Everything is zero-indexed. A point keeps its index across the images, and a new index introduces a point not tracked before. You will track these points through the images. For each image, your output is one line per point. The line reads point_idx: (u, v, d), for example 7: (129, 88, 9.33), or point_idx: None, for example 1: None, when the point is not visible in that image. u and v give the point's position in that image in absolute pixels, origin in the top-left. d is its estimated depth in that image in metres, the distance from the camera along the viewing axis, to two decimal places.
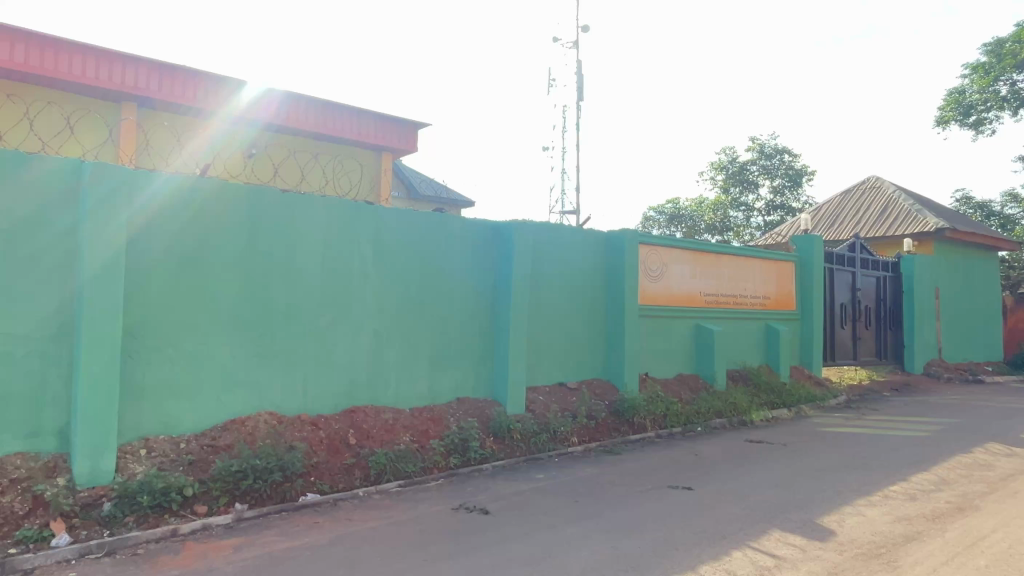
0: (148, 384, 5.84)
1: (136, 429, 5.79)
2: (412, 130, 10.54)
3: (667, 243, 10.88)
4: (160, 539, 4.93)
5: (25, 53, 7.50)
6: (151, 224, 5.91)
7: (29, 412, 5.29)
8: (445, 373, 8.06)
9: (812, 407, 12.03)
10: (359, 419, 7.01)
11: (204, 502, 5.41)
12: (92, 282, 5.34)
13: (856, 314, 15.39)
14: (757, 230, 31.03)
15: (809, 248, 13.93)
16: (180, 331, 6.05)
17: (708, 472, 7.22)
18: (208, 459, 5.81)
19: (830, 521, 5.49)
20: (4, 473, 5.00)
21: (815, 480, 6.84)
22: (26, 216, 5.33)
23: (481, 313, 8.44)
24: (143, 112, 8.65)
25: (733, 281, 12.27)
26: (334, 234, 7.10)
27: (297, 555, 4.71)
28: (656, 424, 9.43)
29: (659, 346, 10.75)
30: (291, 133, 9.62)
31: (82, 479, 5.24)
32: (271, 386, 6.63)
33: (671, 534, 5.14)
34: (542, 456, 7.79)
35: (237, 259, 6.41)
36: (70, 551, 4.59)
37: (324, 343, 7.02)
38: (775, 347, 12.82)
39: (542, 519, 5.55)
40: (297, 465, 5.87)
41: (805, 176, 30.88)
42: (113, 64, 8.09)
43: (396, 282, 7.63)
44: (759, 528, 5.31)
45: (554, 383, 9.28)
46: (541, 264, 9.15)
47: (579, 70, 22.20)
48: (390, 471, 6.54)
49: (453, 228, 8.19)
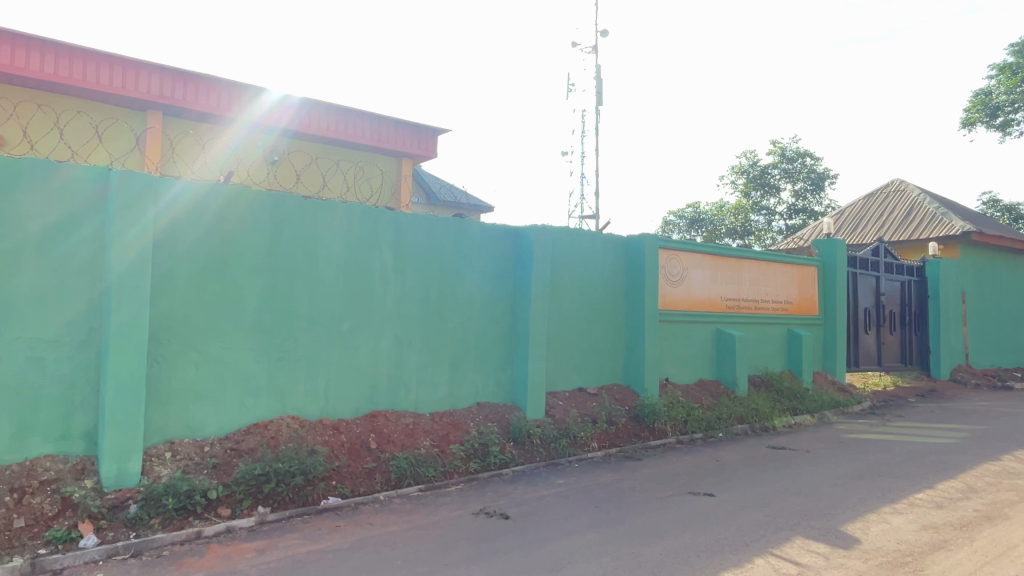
0: (173, 388, 5.93)
1: (162, 432, 5.88)
2: (430, 135, 10.63)
3: (687, 247, 10.83)
4: (185, 541, 5.00)
5: (55, 64, 7.71)
6: (175, 228, 6.00)
7: (59, 415, 5.40)
8: (465, 378, 8.09)
9: (836, 413, 11.88)
10: (379, 423, 7.06)
11: (228, 506, 5.47)
12: (119, 286, 5.44)
13: (880, 318, 15.20)
14: (779, 234, 30.77)
15: (832, 251, 13.77)
16: (204, 336, 6.13)
17: (730, 478, 7.17)
18: (232, 462, 5.89)
19: (855, 528, 5.43)
20: (33, 475, 5.12)
21: (839, 487, 6.77)
22: (55, 222, 5.45)
23: (501, 318, 8.45)
24: (168, 120, 8.82)
25: (755, 286, 12.17)
26: (355, 240, 7.16)
27: (319, 558, 4.75)
28: (678, 429, 9.37)
29: (680, 352, 10.69)
30: (310, 139, 9.73)
31: (109, 482, 5.32)
32: (293, 390, 6.69)
33: (693, 541, 5.11)
34: (562, 461, 7.77)
35: (260, 264, 6.50)
36: (97, 552, 4.67)
37: (346, 348, 7.08)
38: (797, 352, 12.70)
39: (563, 524, 5.55)
40: (318, 468, 5.90)
41: (828, 179, 30.58)
42: (139, 73, 8.26)
43: (416, 287, 7.68)
44: (783, 535, 5.26)
45: (573, 387, 9.28)
46: (560, 268, 9.15)
47: (598, 75, 22.27)
48: (410, 476, 6.57)
49: (473, 233, 8.22)
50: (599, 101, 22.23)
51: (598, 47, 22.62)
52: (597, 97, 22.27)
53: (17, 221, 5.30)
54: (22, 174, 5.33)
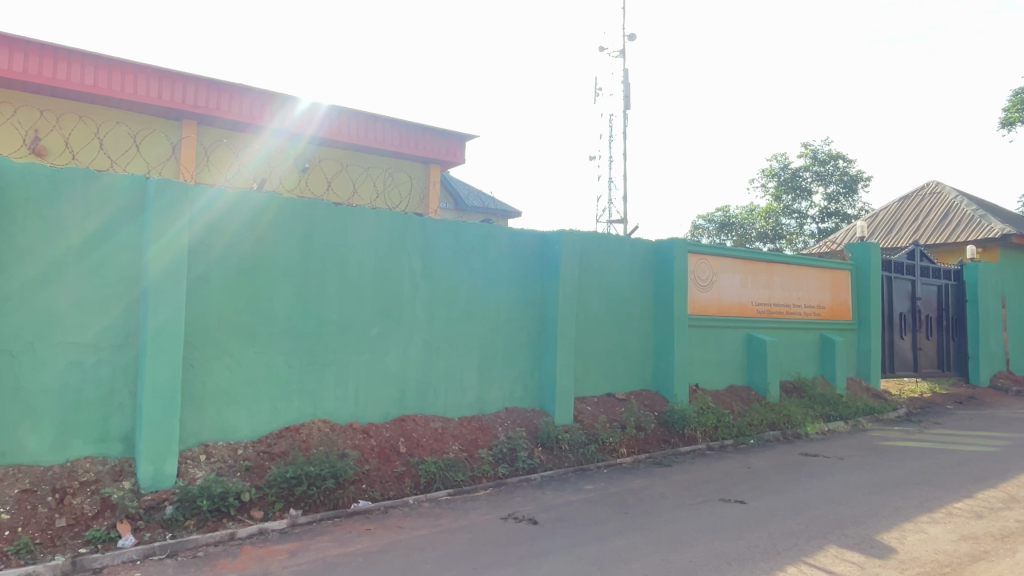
0: (208, 391, 6.04)
1: (197, 436, 5.99)
2: (456, 141, 10.70)
3: (717, 251, 10.72)
4: (219, 542, 5.09)
5: (94, 76, 7.97)
6: (209, 234, 6.12)
7: (98, 419, 5.54)
8: (493, 383, 8.11)
9: (870, 419, 11.66)
10: (409, 428, 7.11)
11: (261, 508, 5.56)
12: (155, 292, 5.56)
13: (917, 323, 14.88)
14: (811, 238, 30.36)
15: (865, 255, 13.53)
16: (237, 341, 6.24)
17: (761, 485, 7.07)
18: (265, 465, 5.98)
19: (891, 538, 5.31)
20: (74, 475, 5.26)
21: (874, 495, 6.63)
22: (95, 229, 5.60)
23: (529, 323, 8.46)
24: (203, 130, 9.03)
25: (786, 291, 12.00)
26: (384, 245, 7.24)
27: (350, 561, 4.81)
28: (708, 436, 9.27)
29: (709, 357, 10.59)
30: (339, 146, 9.86)
31: (145, 484, 5.43)
32: (324, 394, 6.77)
33: (724, 548, 5.05)
34: (590, 467, 7.74)
35: (291, 269, 6.60)
36: (135, 551, 4.77)
37: (376, 353, 7.15)
38: (830, 357, 12.49)
39: (592, 530, 5.53)
40: (349, 472, 5.98)
41: (861, 181, 30.07)
42: (174, 84, 8.47)
43: (445, 292, 7.73)
44: (816, 543, 5.17)
45: (601, 393, 9.24)
46: (588, 274, 9.13)
47: (626, 79, 22.26)
48: (439, 480, 6.61)
49: (501, 239, 8.25)
50: (627, 105, 22.21)
51: (626, 51, 22.68)
52: (625, 101, 22.24)
53: (59, 229, 5.46)
54: (63, 183, 5.49)
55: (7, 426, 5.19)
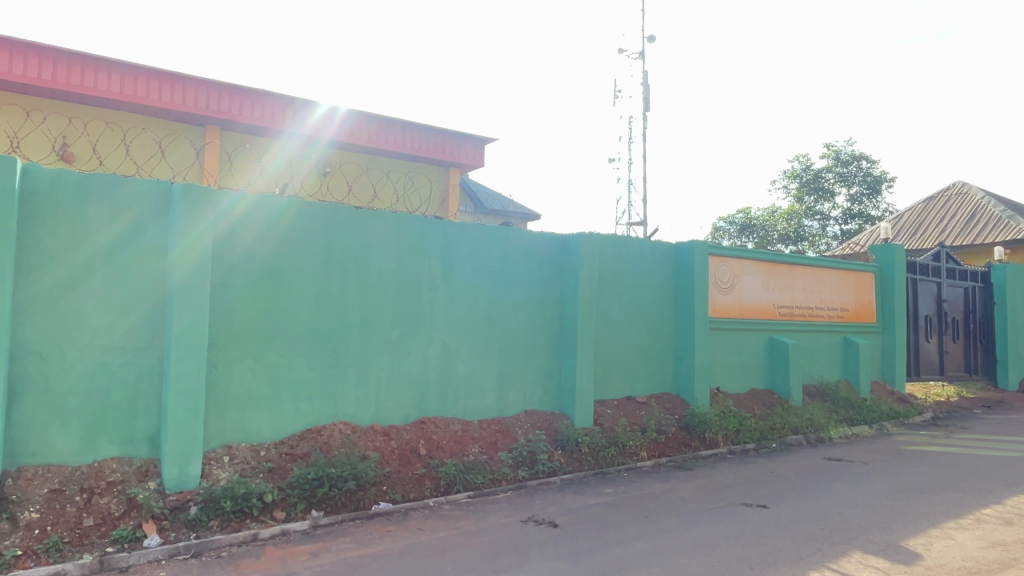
0: (232, 393, 6.12)
1: (220, 437, 6.06)
2: (476, 145, 10.75)
3: (739, 254, 10.64)
4: (242, 543, 5.15)
5: (120, 83, 8.11)
6: (232, 238, 6.20)
7: (124, 420, 5.63)
8: (513, 386, 8.12)
9: (895, 423, 11.49)
10: (429, 430, 7.15)
11: (283, 509, 5.62)
12: (180, 295, 5.65)
13: (943, 326, 14.65)
14: (834, 239, 30.04)
15: (890, 257, 13.37)
16: (260, 343, 6.32)
17: (784, 490, 7.00)
18: (287, 466, 6.04)
19: (916, 544, 5.24)
20: (102, 476, 5.35)
21: (899, 500, 6.54)
22: (121, 233, 5.70)
23: (548, 326, 8.46)
24: (226, 135, 9.15)
25: (809, 293, 11.88)
26: (404, 249, 7.28)
27: (371, 562, 4.84)
28: (729, 439, 9.20)
29: (731, 360, 10.51)
30: (360, 150, 9.95)
31: (170, 484, 5.51)
32: (346, 397, 6.83)
33: (745, 553, 5.01)
34: (610, 470, 7.72)
35: (313, 272, 6.66)
36: (160, 551, 4.84)
37: (396, 355, 7.20)
38: (854, 361, 12.34)
39: (612, 534, 5.51)
40: (370, 473, 6.02)
41: (885, 182, 29.72)
42: (199, 90, 8.59)
43: (465, 296, 7.75)
44: (840, 549, 5.11)
45: (621, 396, 9.22)
46: (607, 277, 9.11)
47: (645, 81, 22.18)
48: (459, 483, 6.63)
49: (520, 242, 8.27)
50: (646, 106, 22.14)
51: (645, 53, 22.65)
52: (644, 103, 22.16)
53: (87, 232, 5.56)
54: (90, 187, 5.59)
55: (37, 426, 5.29)
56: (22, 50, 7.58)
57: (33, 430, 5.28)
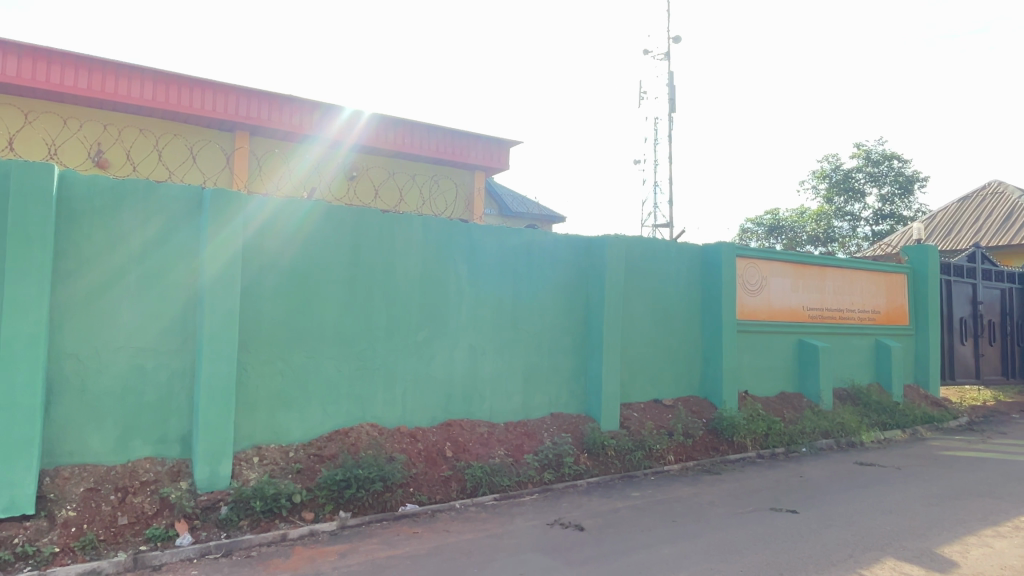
0: (261, 395, 6.20)
1: (250, 438, 6.14)
2: (501, 148, 10.76)
3: (767, 255, 10.52)
4: (272, 543, 5.21)
5: (153, 91, 8.28)
6: (261, 241, 6.28)
7: (157, 421, 5.74)
8: (539, 389, 8.11)
9: (928, 428, 11.25)
10: (455, 432, 7.18)
11: (311, 510, 5.68)
12: (211, 296, 5.74)
13: (978, 329, 14.32)
14: (865, 240, 29.52)
15: (922, 257, 13.10)
16: (290, 345, 6.39)
17: (814, 495, 6.89)
18: (315, 467, 6.10)
19: (952, 551, 5.11)
20: (136, 475, 5.46)
21: (934, 507, 6.39)
22: (154, 235, 5.81)
23: (574, 328, 8.45)
24: (255, 140, 9.30)
25: (839, 296, 11.71)
26: (430, 252, 7.32)
27: (398, 563, 4.86)
28: (758, 443, 9.07)
29: (759, 363, 10.38)
30: (386, 154, 10.03)
31: (202, 484, 5.59)
32: (373, 398, 6.88)
33: (775, 559, 4.94)
34: (637, 474, 7.67)
35: (341, 275, 6.73)
36: (192, 550, 4.92)
37: (423, 358, 7.24)
38: (886, 364, 12.12)
39: (639, 537, 5.48)
40: (397, 475, 6.06)
41: (918, 182, 29.13)
42: (229, 97, 8.74)
43: (490, 298, 7.77)
44: (872, 555, 5.02)
45: (648, 399, 9.16)
46: (634, 279, 9.07)
47: (671, 81, 22.07)
48: (485, 485, 6.63)
49: (546, 245, 8.27)
50: (672, 107, 22.03)
51: (671, 54, 22.58)
52: (671, 103, 22.04)
53: (121, 237, 5.68)
54: (125, 192, 5.71)
55: (73, 426, 5.41)
56: (58, 60, 7.77)
57: (70, 430, 5.40)
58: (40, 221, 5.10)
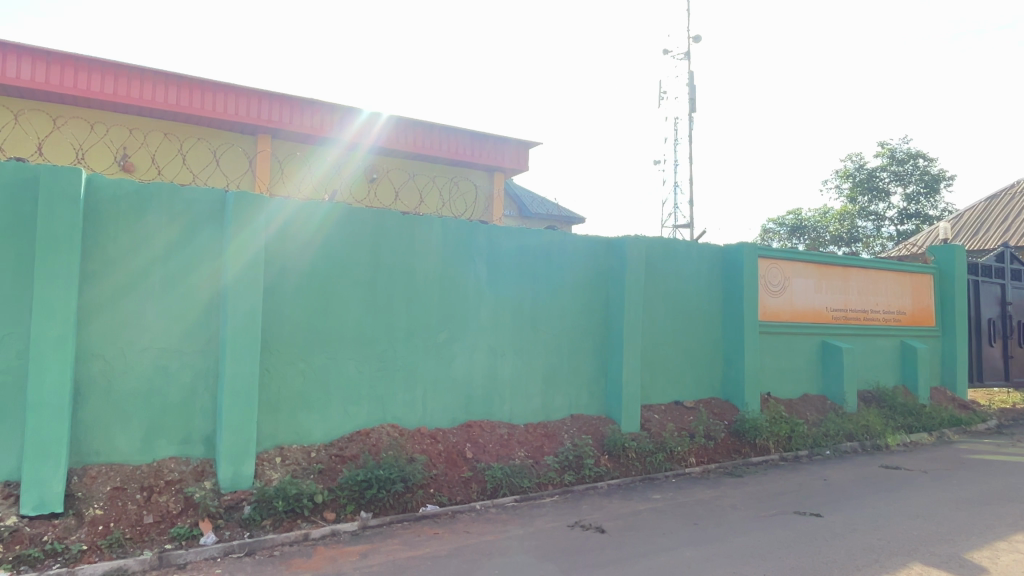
0: (283, 395, 6.25)
1: (273, 438, 6.20)
2: (520, 149, 10.76)
3: (790, 256, 10.41)
4: (294, 542, 5.26)
5: (177, 95, 8.40)
6: (282, 243, 6.33)
7: (181, 421, 5.81)
8: (559, 390, 8.10)
9: (956, 431, 11.05)
10: (475, 433, 7.20)
11: (333, 510, 5.71)
12: (232, 297, 5.80)
13: (1007, 330, 14.05)
14: (889, 240, 29.07)
15: (949, 257, 12.87)
16: (311, 346, 6.44)
17: (839, 499, 6.80)
18: (337, 468, 6.14)
19: (982, 557, 5.02)
20: (161, 475, 5.53)
21: (962, 511, 6.28)
22: (178, 238, 5.89)
23: (594, 329, 8.42)
24: (277, 143, 9.40)
25: (863, 296, 11.55)
26: (449, 253, 7.34)
27: (419, 564, 4.87)
28: (781, 446, 8.98)
29: (781, 365, 10.27)
30: (406, 157, 10.08)
31: (226, 484, 5.65)
32: (394, 399, 6.91)
33: (799, 563, 4.89)
34: (658, 476, 7.62)
35: (361, 277, 6.76)
36: (215, 549, 4.98)
37: (443, 359, 7.25)
38: (912, 365, 11.94)
39: (661, 540, 5.44)
40: (417, 476, 6.08)
41: (944, 181, 28.67)
42: (251, 101, 8.83)
43: (510, 299, 7.76)
44: (899, 560, 4.94)
45: (669, 401, 9.10)
46: (654, 280, 9.01)
47: (691, 81, 21.94)
48: (505, 487, 6.62)
49: (565, 246, 8.25)
50: (692, 107, 21.90)
51: (691, 53, 22.45)
52: (691, 103, 21.89)
53: (145, 239, 5.76)
54: (149, 195, 5.79)
55: (99, 426, 5.50)
56: (84, 66, 7.93)
57: (96, 430, 5.48)
58: (68, 224, 5.18)
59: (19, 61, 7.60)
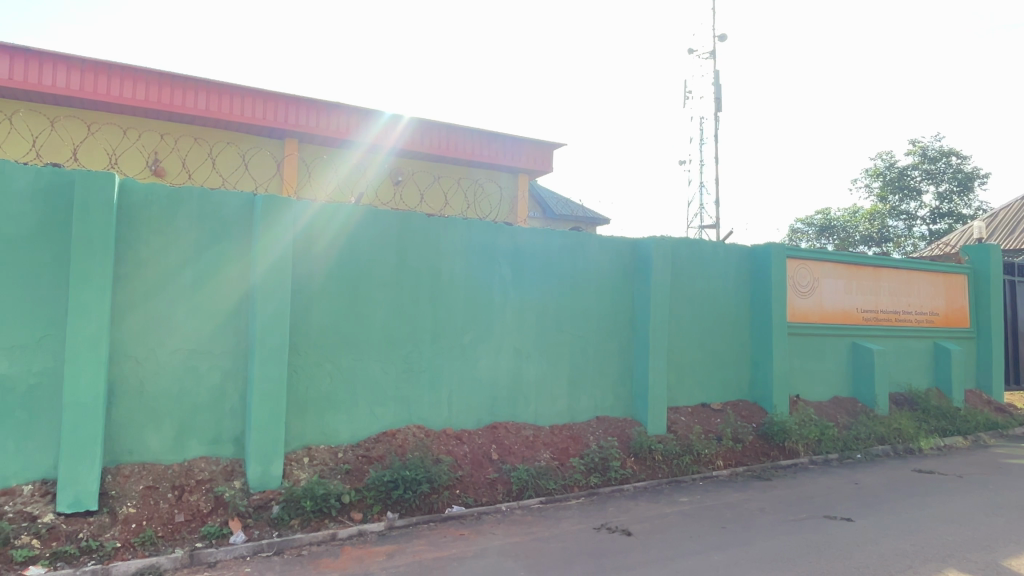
0: (311, 397, 6.31)
1: (300, 439, 6.27)
2: (545, 150, 10.75)
3: (818, 256, 10.25)
4: (321, 542, 5.31)
5: (207, 101, 8.53)
6: (309, 246, 6.39)
7: (211, 421, 5.90)
8: (584, 392, 8.07)
9: (992, 435, 10.79)
10: (500, 435, 7.21)
11: (360, 510, 5.75)
12: (261, 299, 5.87)
13: None
14: (921, 240, 28.47)
15: (984, 257, 12.58)
16: (338, 348, 6.50)
17: (871, 503, 6.68)
18: (363, 468, 6.19)
19: (1020, 564, 4.89)
20: (192, 474, 5.62)
21: (999, 517, 6.12)
22: (208, 241, 5.98)
23: (620, 331, 8.38)
24: (304, 147, 9.54)
25: (894, 297, 11.34)
26: (475, 255, 7.36)
27: (444, 565, 4.88)
28: (810, 449, 8.84)
29: (810, 367, 10.12)
30: (430, 159, 10.14)
31: (254, 484, 5.72)
32: (419, 400, 6.94)
33: (829, 569, 4.79)
34: (685, 479, 7.56)
35: (387, 279, 6.81)
36: (245, 548, 5.05)
37: (468, 361, 7.27)
38: (945, 367, 11.68)
39: (688, 544, 5.39)
40: (443, 477, 6.09)
41: (978, 179, 28.02)
42: (278, 105, 8.95)
43: (535, 300, 7.76)
44: (934, 566, 4.84)
45: (696, 403, 9.02)
46: (681, 280, 8.94)
47: (717, 81, 21.73)
48: (531, 488, 6.60)
49: (590, 247, 8.22)
50: (718, 107, 21.67)
51: (716, 52, 22.23)
52: (716, 103, 21.70)
53: (176, 242, 5.85)
54: (180, 199, 5.88)
55: (132, 426, 5.60)
56: (118, 73, 8.10)
57: (129, 430, 5.59)
58: (102, 228, 5.29)
59: (55, 69, 7.79)
